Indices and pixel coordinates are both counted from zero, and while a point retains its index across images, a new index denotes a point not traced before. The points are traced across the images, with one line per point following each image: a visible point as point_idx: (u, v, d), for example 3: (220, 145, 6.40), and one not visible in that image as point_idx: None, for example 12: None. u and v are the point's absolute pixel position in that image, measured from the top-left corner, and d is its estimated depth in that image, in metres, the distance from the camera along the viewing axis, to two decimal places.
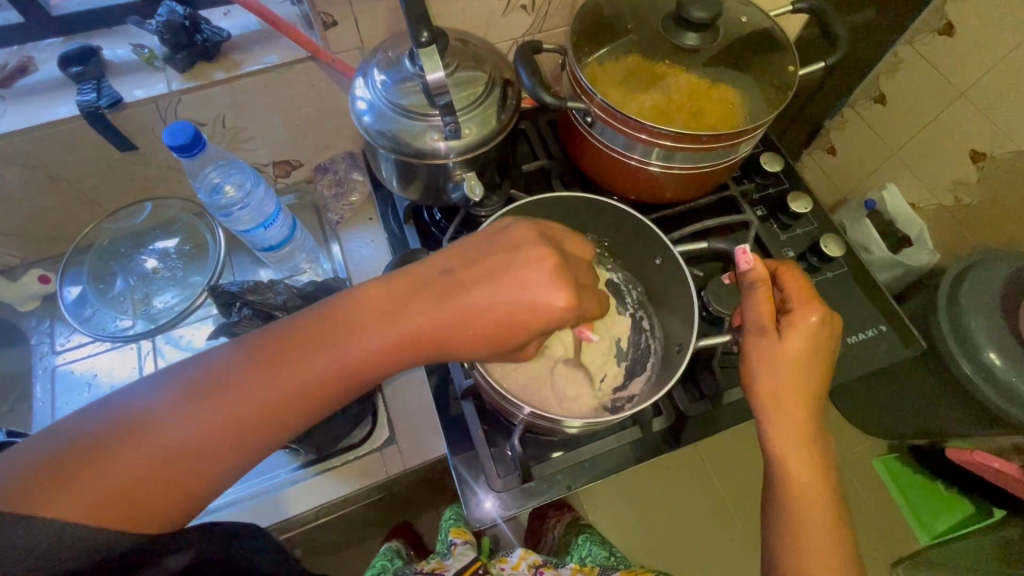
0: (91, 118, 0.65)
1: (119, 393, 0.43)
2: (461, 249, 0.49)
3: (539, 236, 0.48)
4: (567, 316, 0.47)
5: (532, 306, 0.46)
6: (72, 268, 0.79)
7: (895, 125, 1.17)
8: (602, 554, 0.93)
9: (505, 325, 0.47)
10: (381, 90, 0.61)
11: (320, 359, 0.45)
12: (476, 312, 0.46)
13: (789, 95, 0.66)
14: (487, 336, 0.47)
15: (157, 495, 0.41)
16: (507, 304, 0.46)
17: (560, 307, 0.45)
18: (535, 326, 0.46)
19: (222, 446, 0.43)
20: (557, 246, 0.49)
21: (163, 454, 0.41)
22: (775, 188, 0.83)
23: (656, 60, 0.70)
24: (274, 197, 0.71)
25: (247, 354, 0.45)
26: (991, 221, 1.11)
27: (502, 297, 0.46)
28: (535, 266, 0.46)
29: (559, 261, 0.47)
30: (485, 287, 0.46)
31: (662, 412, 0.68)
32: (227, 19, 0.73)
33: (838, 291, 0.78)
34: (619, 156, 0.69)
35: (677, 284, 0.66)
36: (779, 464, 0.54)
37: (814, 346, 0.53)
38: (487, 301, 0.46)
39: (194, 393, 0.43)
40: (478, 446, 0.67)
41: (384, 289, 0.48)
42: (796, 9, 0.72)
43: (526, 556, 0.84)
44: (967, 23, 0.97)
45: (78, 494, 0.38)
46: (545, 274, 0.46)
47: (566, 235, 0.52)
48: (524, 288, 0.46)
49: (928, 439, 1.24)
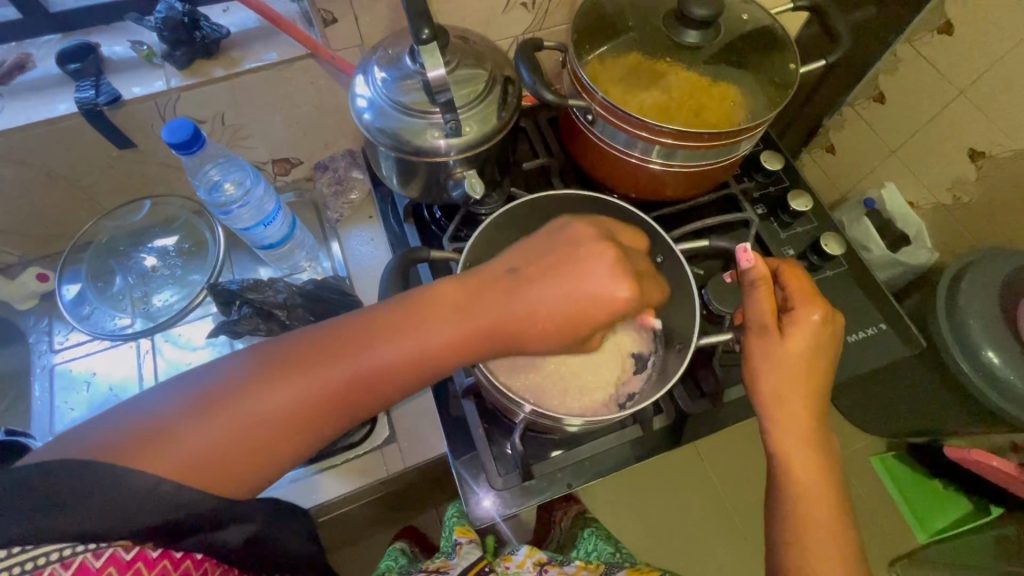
0: (90, 115, 0.64)
1: (196, 370, 0.44)
2: (524, 248, 0.49)
3: (600, 232, 0.48)
4: (630, 308, 0.46)
5: (596, 298, 0.45)
6: (71, 267, 0.79)
7: (894, 123, 1.18)
8: (607, 550, 0.92)
9: (564, 321, 0.46)
10: (382, 87, 0.61)
11: (372, 361, 0.45)
12: (546, 304, 0.46)
13: (790, 94, 0.66)
14: (556, 330, 0.47)
15: (228, 467, 0.42)
16: (570, 298, 0.45)
17: (625, 297, 0.45)
18: (600, 318, 0.46)
19: (293, 424, 0.44)
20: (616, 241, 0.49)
21: (238, 426, 0.42)
22: (774, 186, 0.83)
23: (656, 57, 0.70)
24: (274, 194, 0.71)
25: (304, 346, 0.45)
26: (990, 219, 1.11)
27: (564, 292, 0.45)
28: (600, 262, 0.46)
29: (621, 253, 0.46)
30: (547, 285, 0.46)
31: (662, 410, 0.68)
32: (226, 16, 0.72)
33: (838, 289, 0.78)
34: (619, 154, 0.68)
35: (676, 282, 0.66)
36: (780, 463, 0.54)
37: (816, 344, 0.53)
38: (547, 300, 0.46)
39: (252, 382, 0.43)
40: (477, 444, 0.66)
41: (446, 290, 0.48)
42: (798, 7, 0.72)
43: (531, 553, 0.84)
44: (966, 22, 0.97)
45: (154, 459, 0.39)
46: (611, 266, 0.46)
47: (620, 232, 0.52)
48: (587, 280, 0.45)
49: (926, 437, 1.24)
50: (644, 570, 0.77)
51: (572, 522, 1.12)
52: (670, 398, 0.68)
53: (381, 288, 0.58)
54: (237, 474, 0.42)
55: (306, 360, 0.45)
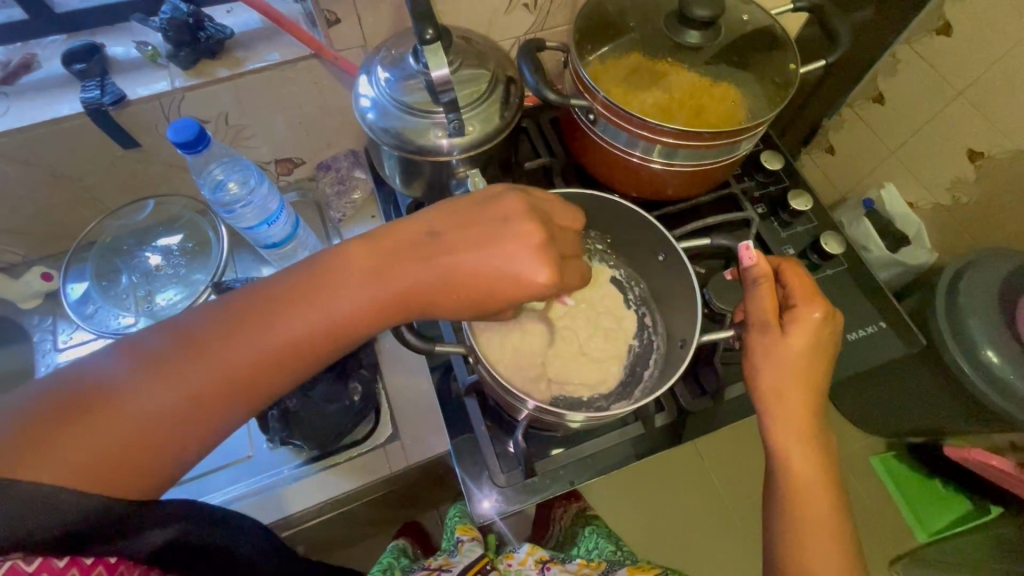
0: (95, 114, 0.65)
1: (96, 357, 0.42)
2: (448, 211, 0.50)
3: (530, 207, 0.49)
4: (548, 293, 0.47)
5: (517, 279, 0.47)
6: (76, 266, 0.79)
7: (893, 124, 1.18)
8: (608, 548, 0.92)
9: (485, 291, 0.48)
10: (385, 87, 0.62)
11: (300, 318, 0.46)
12: (463, 268, 0.47)
13: (789, 94, 0.67)
14: (478, 291, 0.48)
15: (142, 453, 0.41)
16: (490, 265, 0.47)
17: (542, 280, 0.47)
18: (518, 296, 0.47)
19: (207, 403, 0.43)
20: (546, 216, 0.50)
21: (147, 412, 0.41)
22: (775, 185, 0.83)
23: (657, 58, 0.70)
24: (278, 194, 0.71)
25: (230, 309, 0.45)
26: (989, 220, 1.12)
27: (484, 261, 0.47)
28: (516, 245, 0.47)
29: (547, 238, 0.47)
30: (465, 253, 0.47)
31: (663, 408, 0.69)
32: (230, 17, 0.73)
33: (838, 288, 0.78)
34: (621, 154, 0.69)
35: (679, 280, 0.66)
36: (782, 461, 0.54)
37: (815, 340, 0.54)
38: (464, 261, 0.47)
39: (167, 359, 0.43)
40: (480, 442, 0.67)
41: (360, 252, 0.48)
42: (797, 8, 0.72)
43: (533, 552, 0.84)
44: (964, 24, 0.98)
45: (58, 453, 0.39)
46: (533, 251, 0.47)
47: (554, 206, 0.52)
48: (512, 261, 0.47)
49: (926, 436, 1.25)
50: (644, 568, 0.77)
51: (571, 520, 1.11)
52: (671, 395, 0.68)
53: None
54: (168, 447, 0.42)
55: (229, 327, 0.44)
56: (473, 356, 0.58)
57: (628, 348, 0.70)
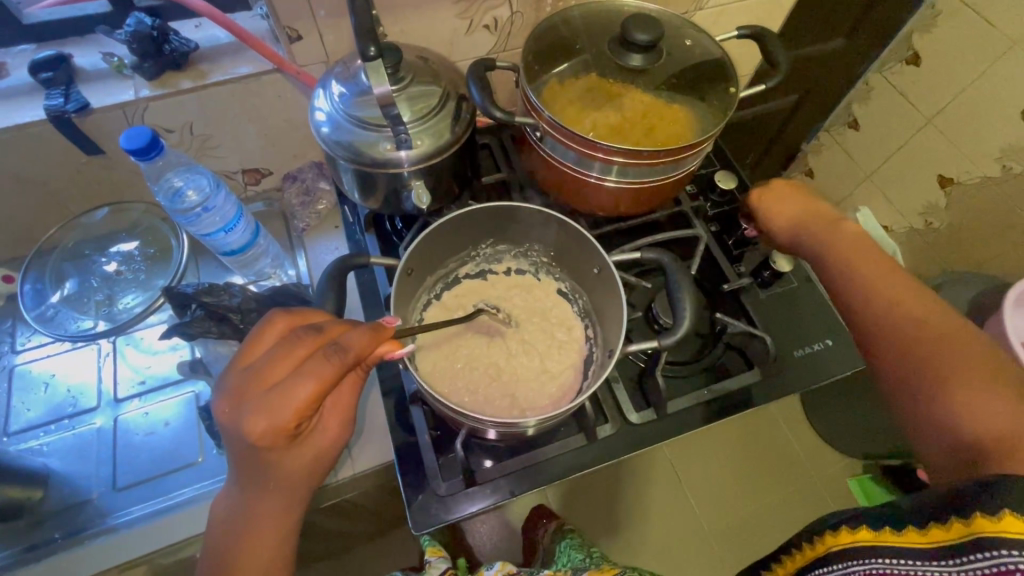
0: (58, 121, 0.67)
1: None
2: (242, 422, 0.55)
3: (224, 386, 0.48)
4: (278, 427, 0.46)
5: (248, 437, 0.46)
6: (35, 271, 0.79)
7: (866, 150, 1.22)
8: (579, 557, 0.95)
9: (268, 449, 0.48)
10: (339, 102, 0.64)
11: (225, 537, 0.52)
12: (241, 453, 0.48)
13: (731, 113, 0.69)
14: (269, 453, 0.48)
15: None
16: (241, 450, 0.48)
17: (260, 426, 0.46)
18: (269, 440, 0.46)
19: None
20: (246, 374, 0.48)
21: None
22: (729, 206, 0.85)
23: (610, 80, 0.73)
24: (236, 202, 0.73)
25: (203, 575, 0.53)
26: (958, 244, 1.15)
27: (235, 442, 0.48)
28: (223, 422, 0.47)
29: (233, 401, 0.47)
30: (229, 447, 0.49)
31: (608, 419, 0.69)
32: (198, 31, 0.75)
33: (784, 305, 0.79)
34: (572, 172, 0.71)
35: (612, 292, 0.66)
36: (876, 331, 0.58)
37: (798, 207, 0.71)
38: (235, 455, 0.49)
39: None
40: (424, 452, 0.67)
41: None
42: (741, 35, 0.74)
43: (502, 567, 0.82)
44: (930, 54, 1.02)
45: None
46: (236, 413, 0.47)
47: (269, 336, 0.51)
48: (235, 429, 0.47)
49: (899, 459, 1.25)
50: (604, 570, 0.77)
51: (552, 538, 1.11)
52: (613, 404, 0.70)
53: (320, 293, 0.57)
54: None
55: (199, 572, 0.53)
56: (403, 363, 0.59)
57: (574, 356, 0.71)
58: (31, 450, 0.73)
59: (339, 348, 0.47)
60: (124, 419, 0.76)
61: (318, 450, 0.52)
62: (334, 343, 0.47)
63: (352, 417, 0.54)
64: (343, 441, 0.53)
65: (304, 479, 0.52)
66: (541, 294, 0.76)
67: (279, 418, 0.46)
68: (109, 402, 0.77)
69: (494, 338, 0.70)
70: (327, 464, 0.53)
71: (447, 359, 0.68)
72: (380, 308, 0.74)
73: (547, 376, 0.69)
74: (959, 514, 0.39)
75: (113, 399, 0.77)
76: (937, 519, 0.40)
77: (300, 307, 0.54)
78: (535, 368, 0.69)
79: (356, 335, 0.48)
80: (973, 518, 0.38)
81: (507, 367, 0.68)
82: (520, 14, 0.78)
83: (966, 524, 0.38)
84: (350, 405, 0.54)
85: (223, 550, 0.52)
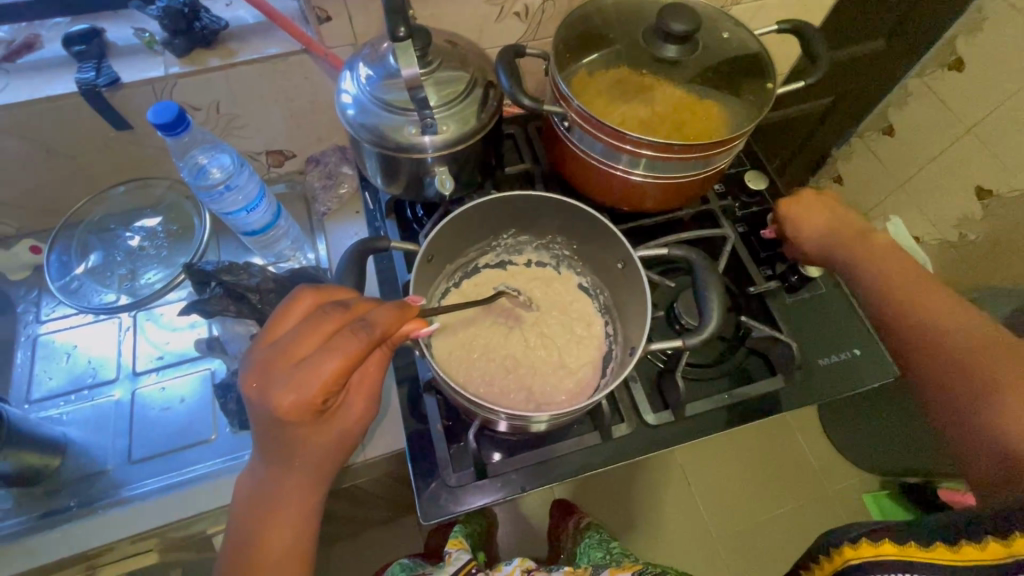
0: (90, 94, 0.67)
1: None
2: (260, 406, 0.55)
3: (251, 361, 0.48)
4: (303, 401, 0.45)
5: (273, 413, 0.46)
6: (61, 242, 0.80)
7: (901, 156, 1.17)
8: (598, 554, 0.92)
9: (292, 425, 0.47)
10: (366, 84, 0.63)
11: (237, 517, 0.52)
12: (266, 429, 0.48)
13: (766, 110, 0.66)
14: (294, 430, 0.48)
15: None
16: (261, 427, 0.48)
17: (286, 402, 0.45)
18: (292, 416, 0.46)
19: None
20: (272, 350, 0.47)
21: None
22: (758, 207, 0.82)
23: (642, 72, 0.71)
24: (259, 181, 0.73)
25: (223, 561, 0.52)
26: (994, 259, 1.10)
27: (261, 417, 0.47)
28: (249, 396, 0.47)
29: (260, 376, 0.47)
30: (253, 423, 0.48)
31: (624, 419, 0.68)
32: (228, 10, 0.75)
33: (812, 310, 0.76)
34: (599, 165, 0.69)
35: (635, 290, 0.64)
36: (915, 342, 0.55)
37: (832, 219, 0.69)
38: (258, 431, 0.49)
39: None
40: (436, 442, 0.66)
41: None
42: (780, 30, 0.71)
43: (521, 563, 0.80)
44: (975, 60, 0.97)
45: None
46: (263, 387, 0.46)
47: (297, 312, 0.50)
48: (262, 404, 0.46)
49: (920, 478, 1.21)
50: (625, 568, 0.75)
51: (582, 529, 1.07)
52: (630, 404, 0.68)
53: (339, 276, 0.57)
54: None
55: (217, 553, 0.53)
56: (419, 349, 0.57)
57: (592, 353, 0.70)
58: (50, 418, 0.74)
59: (366, 325, 0.46)
60: (140, 393, 0.76)
61: (342, 428, 0.51)
62: (361, 320, 0.47)
63: (377, 399, 0.53)
64: (367, 421, 0.53)
65: (321, 461, 0.51)
66: (561, 288, 0.75)
67: (305, 393, 0.45)
68: (127, 375, 0.78)
69: (512, 331, 0.69)
70: (345, 449, 0.53)
71: (463, 350, 0.67)
72: (397, 295, 0.73)
73: (564, 372, 0.67)
74: (1000, 532, 0.37)
75: (131, 372, 0.78)
76: (971, 537, 0.38)
77: (328, 284, 0.53)
78: (551, 363, 0.68)
79: (383, 312, 0.47)
80: (1016, 538, 0.36)
81: (524, 361, 0.67)
82: (552, 2, 0.76)
83: (1008, 545, 0.36)
84: (376, 384, 0.53)
85: (232, 529, 0.52)
